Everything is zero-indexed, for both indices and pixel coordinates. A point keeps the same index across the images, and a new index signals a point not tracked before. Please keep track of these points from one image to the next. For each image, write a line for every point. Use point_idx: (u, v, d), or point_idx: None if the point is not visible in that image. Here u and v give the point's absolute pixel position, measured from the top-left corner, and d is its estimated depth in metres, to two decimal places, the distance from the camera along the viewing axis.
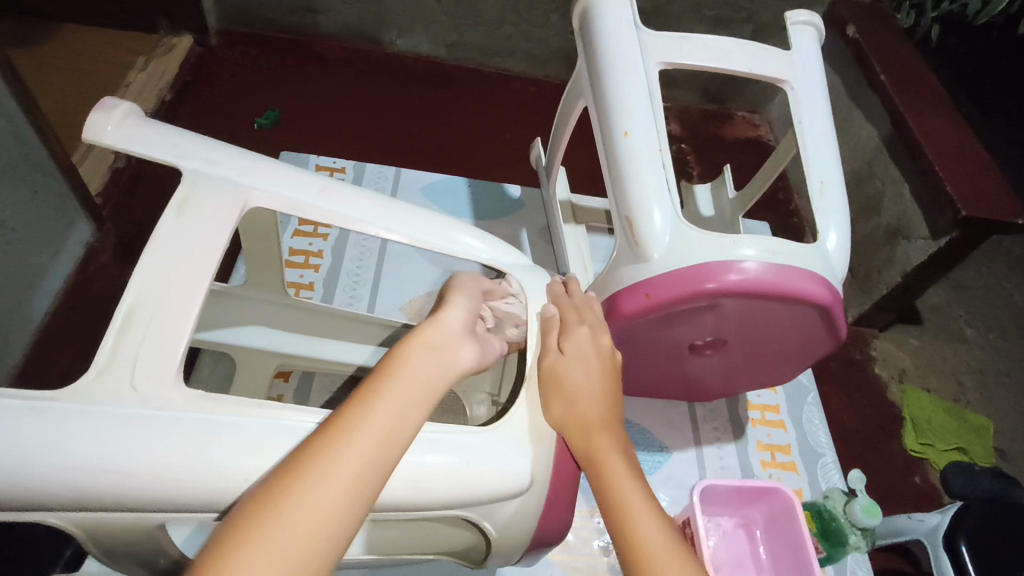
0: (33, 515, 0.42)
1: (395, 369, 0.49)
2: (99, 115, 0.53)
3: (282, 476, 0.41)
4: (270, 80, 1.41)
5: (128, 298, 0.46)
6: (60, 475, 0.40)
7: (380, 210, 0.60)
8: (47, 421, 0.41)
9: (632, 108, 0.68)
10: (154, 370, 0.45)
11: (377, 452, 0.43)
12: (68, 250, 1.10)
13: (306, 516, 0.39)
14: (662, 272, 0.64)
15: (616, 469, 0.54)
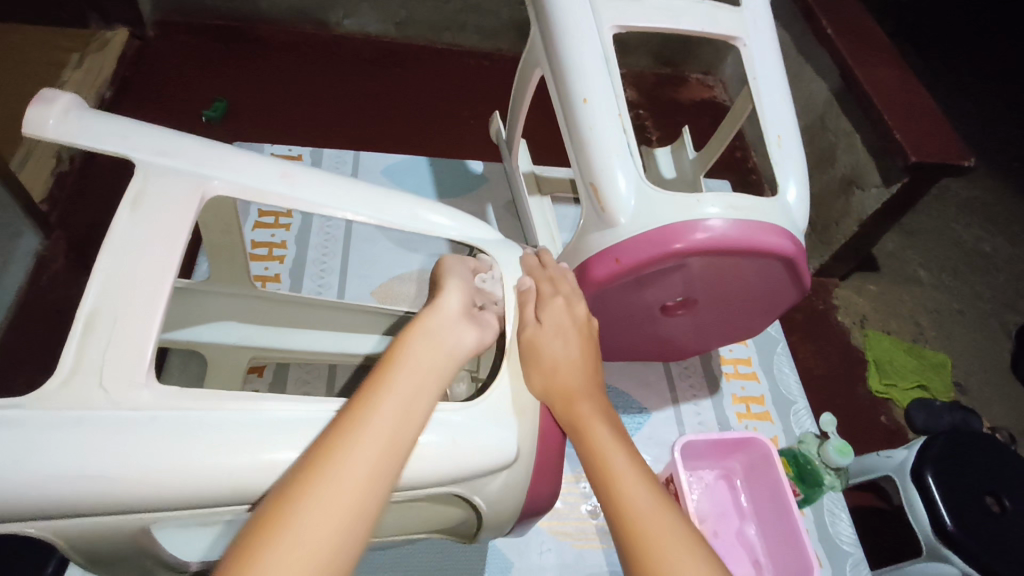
0: (10, 526, 0.41)
1: (394, 365, 0.49)
2: (38, 111, 0.50)
3: (310, 459, 0.41)
4: (214, 69, 1.36)
5: (88, 300, 0.45)
6: (34, 488, 0.39)
7: (345, 192, 0.59)
8: (12, 437, 0.40)
9: (589, 74, 0.68)
10: (123, 372, 0.44)
11: (396, 426, 0.45)
12: (16, 260, 1.06)
13: (342, 487, 0.40)
14: (629, 236, 0.65)
15: (600, 435, 0.55)
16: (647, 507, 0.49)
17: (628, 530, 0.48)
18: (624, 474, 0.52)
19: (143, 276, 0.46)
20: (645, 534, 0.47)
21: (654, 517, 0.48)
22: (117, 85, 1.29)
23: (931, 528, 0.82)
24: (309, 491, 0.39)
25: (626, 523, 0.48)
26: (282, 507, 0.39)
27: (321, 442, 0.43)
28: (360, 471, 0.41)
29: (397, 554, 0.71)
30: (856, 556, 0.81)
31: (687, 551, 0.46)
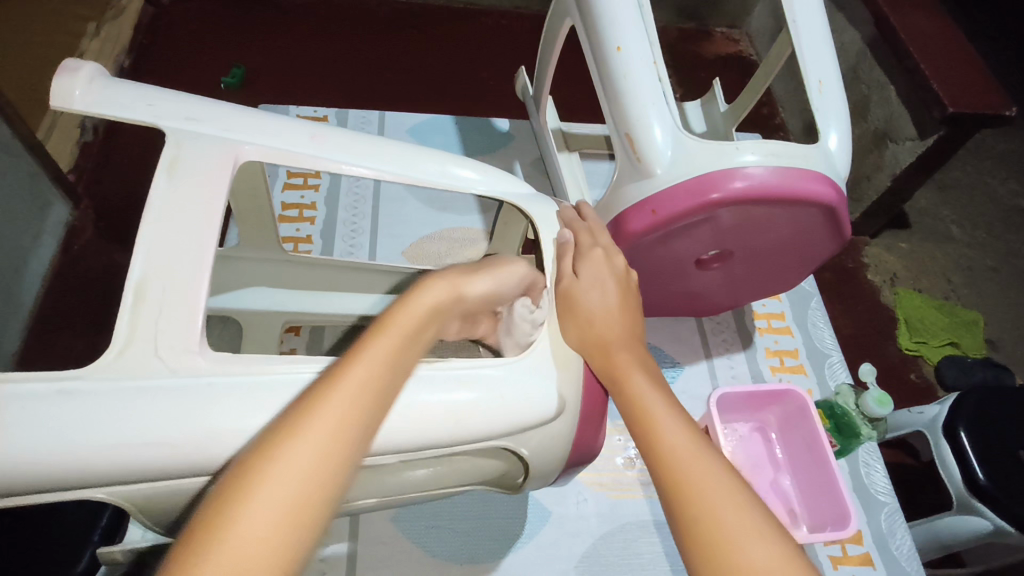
0: (81, 492, 0.42)
1: (374, 338, 0.45)
2: (63, 81, 0.49)
3: (276, 431, 0.39)
4: (231, 35, 1.34)
5: (136, 271, 0.45)
6: (88, 449, 0.40)
7: (378, 152, 0.58)
8: (75, 403, 0.41)
9: (622, 19, 0.66)
10: (179, 339, 0.44)
11: (367, 398, 0.41)
12: (47, 231, 1.07)
13: (299, 458, 0.37)
14: (666, 186, 0.64)
15: (635, 383, 0.55)
16: (685, 451, 0.48)
17: (666, 472, 0.48)
18: (665, 421, 0.51)
19: (183, 238, 0.47)
20: (687, 475, 0.47)
21: (693, 458, 0.48)
22: (135, 53, 1.29)
23: (962, 482, 0.82)
24: (293, 434, 0.38)
25: (664, 467, 0.48)
26: (257, 464, 0.37)
27: (308, 392, 0.41)
28: (350, 406, 0.40)
29: (435, 508, 0.73)
30: (890, 505, 0.81)
31: (728, 489, 0.45)
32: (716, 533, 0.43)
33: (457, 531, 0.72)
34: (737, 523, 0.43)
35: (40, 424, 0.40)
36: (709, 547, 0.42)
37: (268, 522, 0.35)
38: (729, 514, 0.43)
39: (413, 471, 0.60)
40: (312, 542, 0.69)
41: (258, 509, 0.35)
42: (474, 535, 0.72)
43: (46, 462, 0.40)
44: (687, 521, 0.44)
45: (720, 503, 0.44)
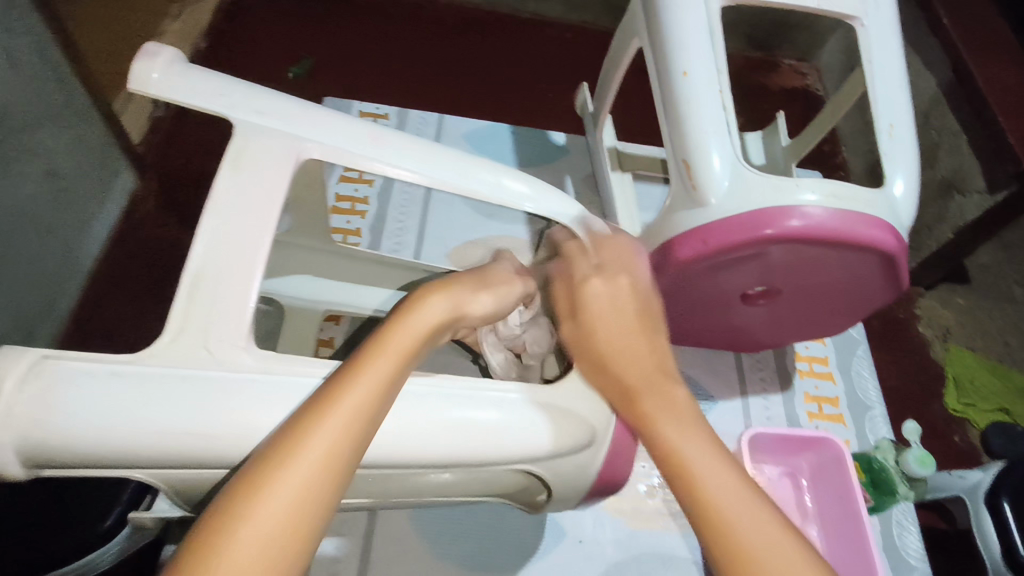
0: (119, 471, 0.44)
1: (374, 352, 0.43)
2: (145, 66, 0.52)
3: (268, 455, 0.37)
4: (304, 27, 1.39)
5: (194, 254, 0.47)
6: (129, 437, 0.41)
7: (435, 157, 0.59)
8: (124, 387, 0.42)
9: (691, 45, 0.66)
10: (226, 331, 0.46)
11: (360, 420, 0.40)
12: (111, 200, 1.12)
13: (292, 485, 0.36)
14: (719, 217, 0.63)
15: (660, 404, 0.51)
16: (721, 483, 0.45)
17: (703, 508, 0.45)
18: (691, 444, 0.48)
19: (243, 230, 0.48)
20: (725, 514, 0.44)
21: (729, 491, 0.45)
22: (212, 36, 1.35)
23: (1002, 557, 0.78)
24: (297, 446, 0.38)
25: (698, 503, 0.45)
26: (244, 492, 0.36)
27: (311, 401, 0.41)
28: (345, 428, 0.39)
29: (450, 514, 0.73)
30: (922, 572, 0.78)
31: (769, 529, 0.43)
32: None
33: (470, 540, 0.72)
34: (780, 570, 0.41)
35: (85, 405, 0.41)
36: None
37: (255, 551, 0.34)
38: (772, 559, 0.42)
39: (433, 477, 0.58)
40: (330, 533, 0.70)
41: (247, 538, 0.34)
42: (490, 545, 0.71)
43: (89, 441, 0.41)
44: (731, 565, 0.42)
45: (763, 547, 0.42)
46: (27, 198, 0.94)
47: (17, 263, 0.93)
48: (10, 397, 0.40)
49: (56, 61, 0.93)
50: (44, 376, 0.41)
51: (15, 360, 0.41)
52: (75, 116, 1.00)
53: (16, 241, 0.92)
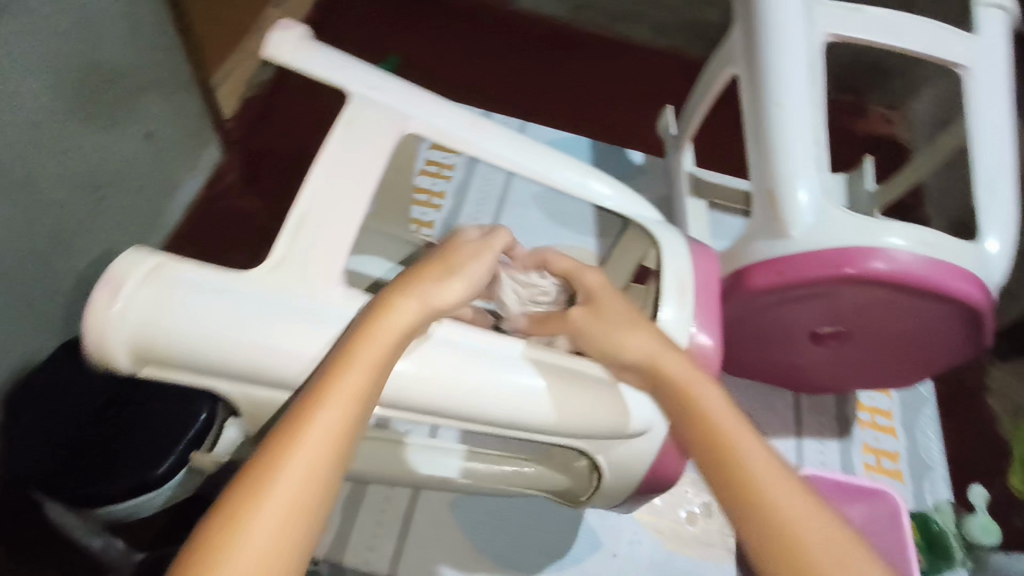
0: (208, 380, 0.48)
1: (343, 369, 0.41)
2: (279, 37, 0.56)
3: (239, 494, 0.36)
4: (398, 27, 1.45)
5: (301, 202, 0.51)
6: (226, 346, 0.46)
7: (525, 151, 0.62)
8: (228, 302, 0.46)
9: (790, 77, 0.66)
10: (323, 269, 0.49)
11: (331, 447, 0.38)
12: (200, 169, 1.20)
13: (266, 529, 0.35)
14: (800, 250, 0.62)
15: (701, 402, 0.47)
16: (786, 494, 0.42)
17: (772, 523, 0.41)
18: (747, 447, 0.44)
19: (344, 192, 0.52)
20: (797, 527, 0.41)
21: (794, 501, 0.42)
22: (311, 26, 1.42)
23: None
24: (304, 424, 0.38)
25: (764, 519, 0.41)
26: (219, 540, 0.34)
27: (315, 376, 0.41)
28: (316, 459, 0.37)
29: (486, 506, 0.74)
30: None
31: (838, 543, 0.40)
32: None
33: (502, 536, 0.72)
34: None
35: (191, 313, 0.45)
36: None
37: None
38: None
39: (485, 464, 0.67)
40: (372, 505, 0.73)
41: None
42: (521, 544, 0.72)
43: (190, 346, 0.45)
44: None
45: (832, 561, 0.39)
46: (128, 158, 1.01)
47: (111, 215, 1.00)
48: (128, 294, 0.45)
49: (170, 36, 1.01)
50: (161, 280, 0.46)
51: (139, 263, 0.46)
52: (178, 88, 1.07)
53: (112, 196, 1.00)
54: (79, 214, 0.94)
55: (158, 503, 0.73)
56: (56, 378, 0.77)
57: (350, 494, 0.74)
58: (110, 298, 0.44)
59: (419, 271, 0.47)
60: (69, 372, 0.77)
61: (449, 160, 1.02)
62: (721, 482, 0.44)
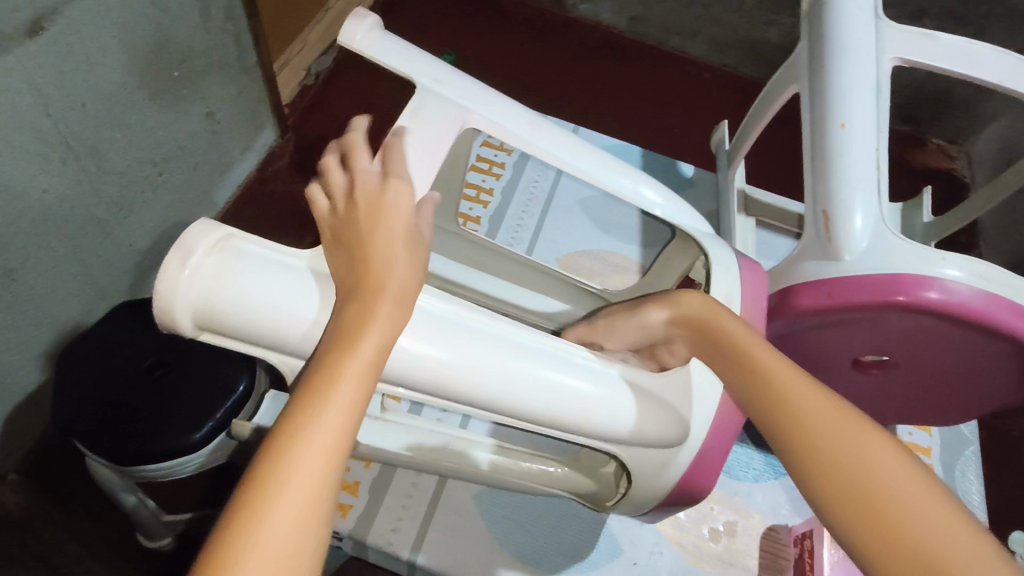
0: (259, 350, 0.51)
1: (343, 358, 0.43)
2: (353, 27, 0.57)
3: (259, 479, 0.38)
4: (455, 26, 1.47)
5: None
6: (283, 320, 0.48)
7: (581, 152, 0.62)
8: (289, 279, 0.48)
9: (855, 100, 0.65)
10: None
11: (343, 433, 0.41)
12: (253, 150, 1.24)
13: (291, 511, 0.37)
14: (853, 273, 0.61)
15: (749, 365, 0.50)
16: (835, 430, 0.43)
17: (825, 467, 0.42)
18: (798, 397, 0.46)
19: (407, 179, 0.52)
20: (849, 466, 0.42)
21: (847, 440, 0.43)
22: None
23: None
24: (305, 434, 0.39)
25: (817, 467, 0.43)
26: (243, 522, 0.36)
27: (305, 384, 0.42)
28: (329, 445, 0.40)
29: (507, 503, 0.75)
30: None
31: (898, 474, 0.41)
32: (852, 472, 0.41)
33: (522, 531, 0.73)
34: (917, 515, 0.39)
35: (252, 288, 0.47)
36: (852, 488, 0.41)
37: None
38: (904, 505, 0.39)
39: (517, 462, 0.68)
40: (399, 490, 0.75)
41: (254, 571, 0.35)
42: (541, 542, 0.73)
43: (248, 317, 0.47)
44: (864, 521, 0.40)
45: (894, 495, 0.40)
46: (189, 134, 1.05)
47: (167, 189, 1.04)
48: (197, 262, 0.46)
49: (239, 20, 1.04)
50: (228, 250, 0.47)
51: (209, 231, 0.47)
52: (241, 71, 1.11)
53: (170, 170, 1.03)
54: (139, 185, 0.98)
55: (191, 467, 0.77)
56: (102, 339, 0.79)
57: (378, 477, 0.76)
58: (179, 265, 0.46)
59: (375, 255, 0.46)
60: (117, 336, 0.79)
61: (500, 159, 1.03)
62: (776, 438, 0.46)
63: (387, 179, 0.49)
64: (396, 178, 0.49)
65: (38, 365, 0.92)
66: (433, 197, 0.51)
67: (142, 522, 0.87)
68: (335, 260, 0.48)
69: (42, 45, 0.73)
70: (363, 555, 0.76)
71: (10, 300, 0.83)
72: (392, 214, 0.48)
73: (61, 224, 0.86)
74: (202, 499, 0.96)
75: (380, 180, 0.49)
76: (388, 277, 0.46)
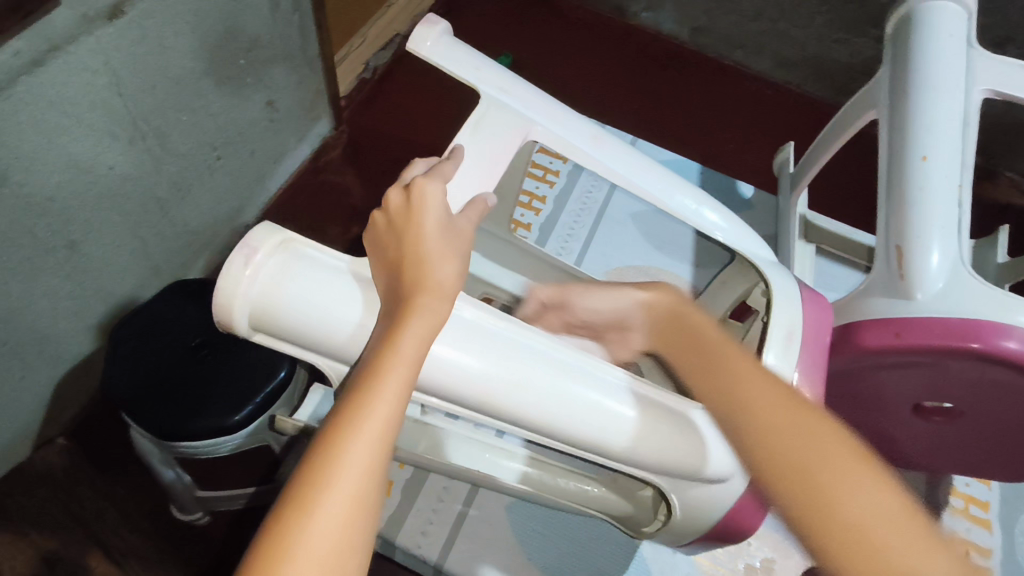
0: (309, 353, 0.51)
1: (386, 359, 0.42)
2: (423, 32, 0.57)
3: (303, 480, 0.37)
4: (516, 29, 1.47)
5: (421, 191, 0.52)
6: (334, 328, 0.48)
7: (642, 169, 0.61)
8: (342, 286, 0.48)
9: (937, 133, 0.62)
10: None
11: (384, 435, 0.40)
12: (309, 140, 1.26)
13: (335, 513, 0.37)
14: (923, 315, 0.58)
15: (721, 374, 0.48)
16: (788, 430, 0.44)
17: (792, 491, 0.41)
18: (766, 413, 0.45)
19: (469, 189, 0.52)
20: (817, 482, 0.41)
21: (814, 453, 0.42)
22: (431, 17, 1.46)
23: None
24: (347, 432, 0.39)
25: (787, 483, 0.42)
26: (288, 522, 0.36)
27: (349, 384, 0.41)
28: (371, 447, 0.39)
29: (539, 517, 0.74)
30: None
31: (866, 485, 0.40)
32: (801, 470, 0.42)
33: (552, 545, 0.73)
34: (881, 529, 0.39)
35: (307, 293, 0.47)
36: (808, 495, 0.41)
37: None
38: (870, 522, 0.39)
39: (558, 480, 0.67)
40: (432, 492, 0.75)
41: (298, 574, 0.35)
42: (570, 559, 0.72)
43: (302, 321, 0.48)
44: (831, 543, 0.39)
45: (859, 506, 0.40)
46: (250, 121, 1.07)
47: (225, 173, 1.06)
48: (260, 262, 0.47)
49: (304, 11, 1.05)
50: (288, 254, 0.48)
51: (269, 234, 0.48)
52: (303, 61, 1.12)
53: (229, 155, 1.05)
54: (199, 169, 1.00)
55: (226, 449, 0.78)
56: (152, 317, 0.81)
57: (412, 477, 0.76)
58: (241, 266, 0.46)
59: (416, 255, 0.45)
60: (168, 315, 0.81)
61: (554, 166, 1.03)
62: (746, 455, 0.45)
63: (410, 183, 0.48)
64: (425, 179, 0.47)
65: (91, 336, 0.95)
66: (484, 201, 0.50)
67: (176, 495, 0.88)
68: (380, 262, 0.47)
69: (120, 27, 0.75)
70: (389, 555, 0.76)
71: (69, 271, 0.86)
72: (423, 215, 0.46)
73: (123, 201, 0.89)
74: (238, 480, 0.98)
75: (410, 186, 0.48)
76: (431, 274, 0.44)
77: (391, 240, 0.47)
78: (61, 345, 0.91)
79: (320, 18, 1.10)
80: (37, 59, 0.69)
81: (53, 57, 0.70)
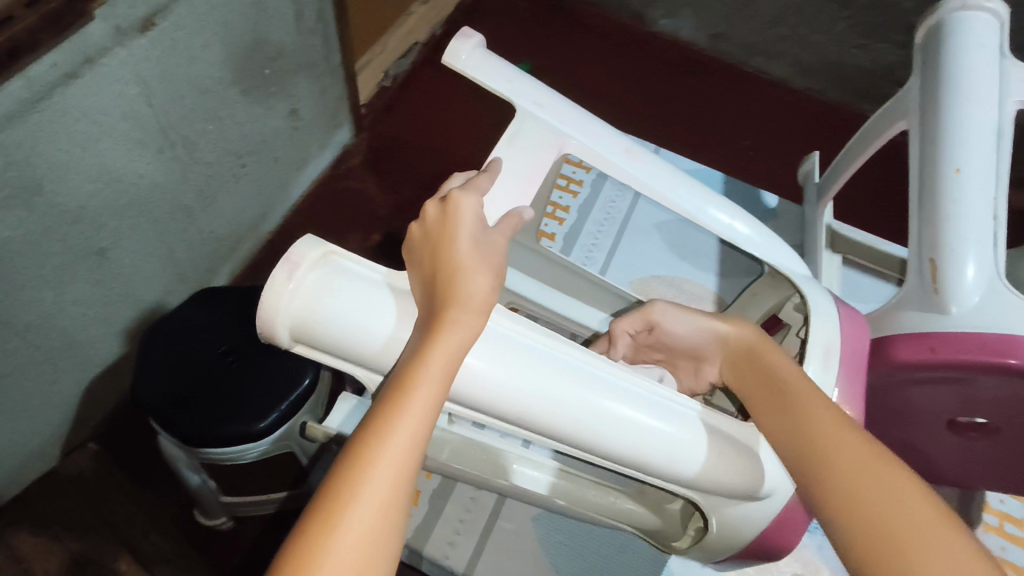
0: (346, 363, 0.51)
1: (417, 373, 0.42)
2: (458, 45, 0.57)
3: (332, 489, 0.38)
4: (534, 38, 1.47)
5: None
6: (373, 340, 0.48)
7: (672, 181, 0.61)
8: (381, 299, 0.49)
9: (970, 144, 0.62)
10: None
11: (412, 448, 0.40)
12: (330, 148, 1.27)
13: (361, 524, 0.38)
14: (960, 329, 0.57)
15: (799, 413, 0.47)
16: (864, 475, 0.42)
17: (863, 540, 0.40)
18: (849, 460, 0.43)
19: (505, 200, 0.52)
20: (897, 540, 0.39)
21: (894, 505, 0.40)
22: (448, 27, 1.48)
23: None
24: (380, 443, 0.39)
25: (865, 541, 0.40)
26: (318, 533, 0.37)
27: (382, 397, 0.42)
28: (399, 460, 0.39)
29: (566, 530, 0.74)
30: None
31: (949, 545, 0.38)
32: (885, 521, 0.39)
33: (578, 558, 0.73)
34: None
35: (347, 307, 0.48)
36: (879, 549, 0.39)
37: None
38: None
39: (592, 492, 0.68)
40: (458, 502, 0.75)
41: None
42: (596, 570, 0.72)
43: (343, 332, 0.48)
44: None
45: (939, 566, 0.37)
46: (274, 130, 1.08)
47: (250, 181, 1.08)
48: (302, 275, 0.47)
49: (325, 19, 1.07)
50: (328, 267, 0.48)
51: (312, 248, 0.48)
52: (326, 70, 1.14)
53: (254, 164, 1.07)
54: (225, 177, 1.01)
55: (254, 454, 0.79)
56: (182, 324, 0.82)
57: (439, 487, 0.77)
58: (285, 278, 0.46)
59: (449, 267, 0.45)
60: (199, 321, 0.82)
61: (579, 176, 1.03)
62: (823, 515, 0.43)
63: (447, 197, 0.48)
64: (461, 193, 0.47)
65: (119, 342, 0.97)
66: (522, 215, 0.49)
67: (202, 500, 0.89)
68: (417, 274, 0.48)
69: (152, 38, 0.77)
70: (416, 563, 0.77)
71: (100, 278, 0.88)
72: (457, 228, 0.46)
73: (152, 209, 0.90)
74: (265, 486, 0.99)
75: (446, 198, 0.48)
76: (464, 287, 0.44)
77: (427, 252, 0.47)
78: (90, 351, 0.93)
79: (341, 26, 1.11)
80: (73, 71, 0.70)
81: (87, 70, 0.71)
